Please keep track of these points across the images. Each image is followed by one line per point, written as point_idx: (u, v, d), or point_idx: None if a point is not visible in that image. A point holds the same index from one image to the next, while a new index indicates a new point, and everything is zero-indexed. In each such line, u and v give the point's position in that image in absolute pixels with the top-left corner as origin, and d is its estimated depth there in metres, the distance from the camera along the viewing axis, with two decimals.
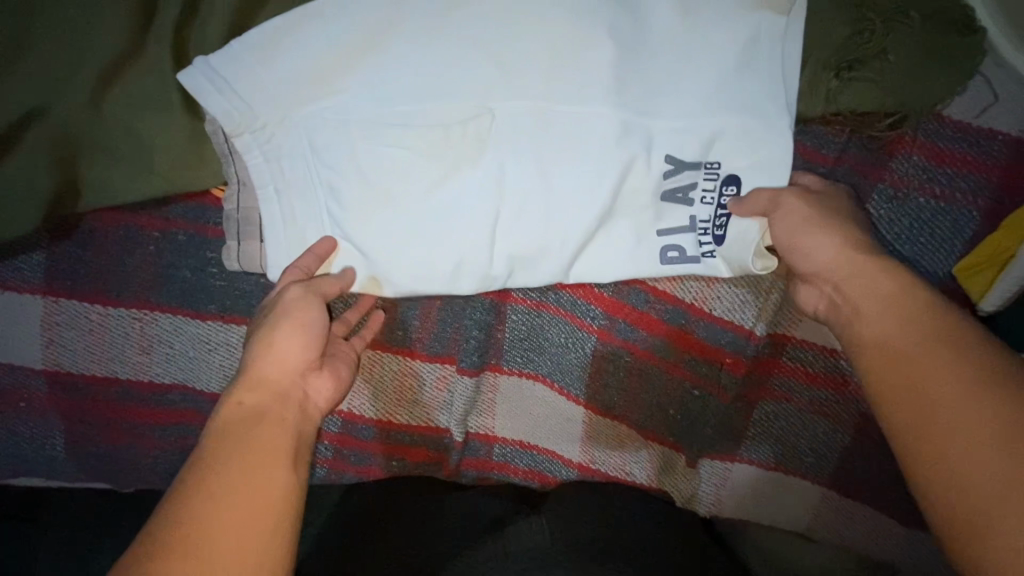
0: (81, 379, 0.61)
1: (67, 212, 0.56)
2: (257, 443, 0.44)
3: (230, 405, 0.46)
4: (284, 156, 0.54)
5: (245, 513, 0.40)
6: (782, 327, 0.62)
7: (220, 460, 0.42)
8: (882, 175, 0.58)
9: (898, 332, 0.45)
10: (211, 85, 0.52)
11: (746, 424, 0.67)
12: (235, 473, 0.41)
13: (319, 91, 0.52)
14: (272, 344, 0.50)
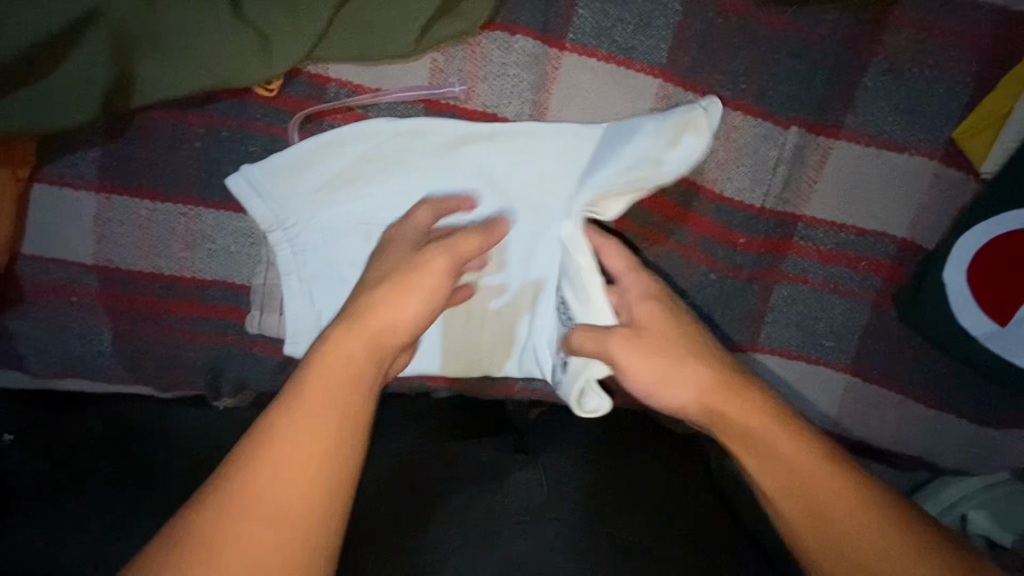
0: (128, 275, 0.65)
1: (121, 109, 0.61)
2: (316, 408, 0.41)
3: (332, 352, 0.45)
4: (312, 236, 0.61)
5: (299, 505, 0.38)
6: (792, 204, 0.65)
7: (287, 433, 0.40)
8: (875, 49, 0.62)
9: (789, 483, 0.45)
10: (249, 189, 0.60)
11: (764, 309, 0.68)
12: (301, 446, 0.40)
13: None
14: (377, 310, 0.48)
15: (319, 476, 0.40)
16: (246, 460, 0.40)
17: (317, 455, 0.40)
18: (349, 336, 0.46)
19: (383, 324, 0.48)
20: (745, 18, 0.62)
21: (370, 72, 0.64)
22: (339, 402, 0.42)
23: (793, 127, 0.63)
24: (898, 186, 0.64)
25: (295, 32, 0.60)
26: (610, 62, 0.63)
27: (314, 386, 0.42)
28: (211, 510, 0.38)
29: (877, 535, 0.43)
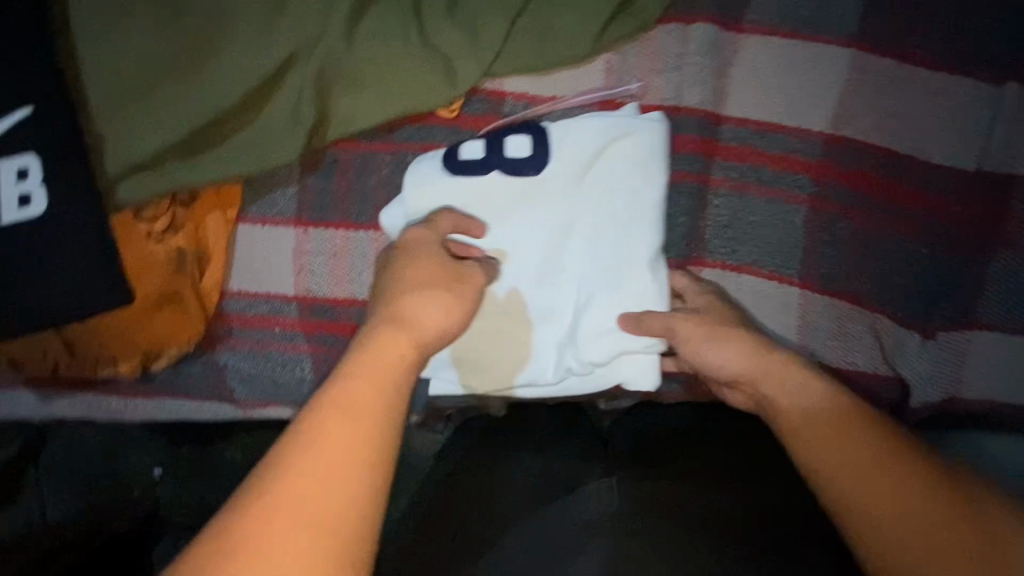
0: (326, 301, 0.68)
1: (316, 145, 0.64)
2: (347, 419, 0.41)
3: (365, 350, 0.46)
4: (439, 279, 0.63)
5: (306, 520, 0.38)
6: (1011, 164, 0.60)
7: (301, 436, 0.40)
8: None
9: (811, 429, 0.49)
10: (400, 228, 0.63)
11: (981, 281, 0.63)
12: (328, 450, 0.40)
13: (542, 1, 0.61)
14: (418, 312, 0.50)
15: (342, 479, 0.39)
16: (276, 465, 0.39)
17: (344, 445, 0.40)
18: (392, 335, 0.47)
19: (433, 328, 0.50)
20: None
21: (545, 81, 0.64)
22: (371, 407, 0.42)
23: (1006, 84, 0.59)
24: None
25: (476, 50, 0.61)
26: (794, 38, 0.61)
27: (366, 379, 0.44)
28: (235, 512, 0.38)
29: (867, 485, 0.45)
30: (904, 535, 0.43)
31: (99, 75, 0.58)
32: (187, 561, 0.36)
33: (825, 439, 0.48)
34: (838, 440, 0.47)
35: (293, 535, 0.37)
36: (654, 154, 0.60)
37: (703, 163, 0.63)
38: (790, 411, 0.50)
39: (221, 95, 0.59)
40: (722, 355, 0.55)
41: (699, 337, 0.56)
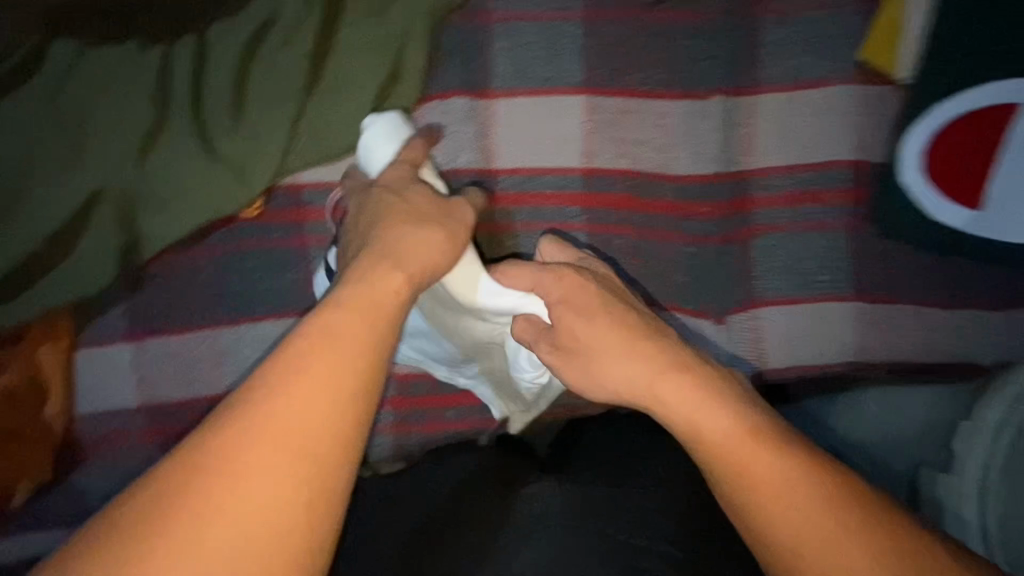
0: (170, 406, 0.71)
1: (136, 264, 0.69)
2: (298, 370, 0.41)
3: (349, 285, 0.48)
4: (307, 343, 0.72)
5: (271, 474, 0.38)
6: (741, 163, 0.69)
7: (265, 383, 0.41)
8: (763, 10, 0.67)
9: (730, 468, 0.46)
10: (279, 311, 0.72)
11: (750, 264, 0.71)
12: (279, 406, 0.40)
13: (313, 104, 0.70)
14: (399, 243, 0.53)
15: (318, 424, 0.40)
16: (235, 408, 0.40)
17: (329, 394, 0.41)
18: (386, 275, 0.49)
19: (419, 262, 0.52)
20: (640, 19, 0.68)
21: (336, 168, 0.72)
22: (342, 367, 0.42)
23: (715, 97, 0.68)
24: (831, 116, 0.67)
25: (262, 156, 0.69)
26: (535, 95, 0.70)
27: (328, 344, 0.43)
28: (223, 426, 0.39)
29: (790, 527, 0.43)
30: (800, 524, 0.43)
31: None
32: (120, 513, 0.37)
33: (720, 435, 0.47)
34: (735, 436, 0.47)
35: (254, 496, 0.38)
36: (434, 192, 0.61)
37: (487, 212, 0.70)
38: (688, 415, 0.49)
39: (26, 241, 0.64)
40: (618, 365, 0.54)
41: (584, 366, 0.56)
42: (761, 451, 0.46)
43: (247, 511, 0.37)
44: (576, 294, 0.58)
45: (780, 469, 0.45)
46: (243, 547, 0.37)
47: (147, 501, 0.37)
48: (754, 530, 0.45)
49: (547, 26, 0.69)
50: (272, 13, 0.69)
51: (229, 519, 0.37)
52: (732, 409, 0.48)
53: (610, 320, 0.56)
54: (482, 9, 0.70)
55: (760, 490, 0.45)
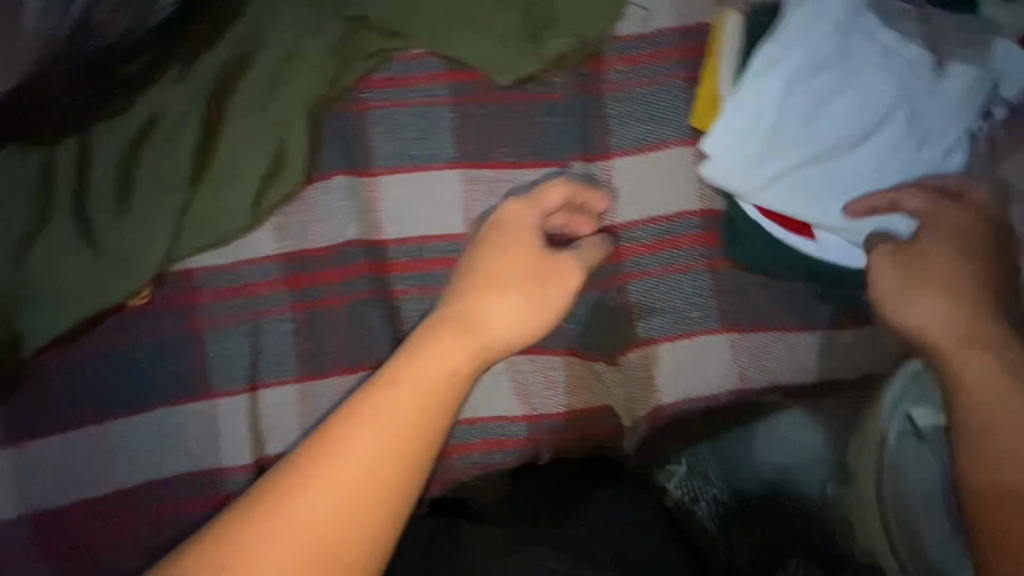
0: (60, 511, 0.69)
1: (14, 365, 0.68)
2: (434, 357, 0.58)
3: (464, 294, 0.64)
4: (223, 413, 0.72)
5: (335, 507, 0.50)
6: (605, 219, 0.76)
7: (351, 434, 0.53)
8: (607, 87, 0.76)
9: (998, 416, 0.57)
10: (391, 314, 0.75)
11: (630, 309, 0.77)
12: (414, 381, 0.57)
13: (201, 195, 0.73)
14: (488, 316, 0.63)
15: (395, 433, 0.53)
16: (350, 422, 0.54)
17: (348, 477, 0.51)
18: (461, 351, 0.60)
19: (506, 335, 0.63)
20: (500, 102, 0.76)
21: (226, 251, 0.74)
22: (394, 458, 0.53)
23: (574, 164, 0.76)
24: (675, 173, 0.76)
25: (147, 249, 0.71)
26: (413, 172, 0.76)
27: (401, 405, 0.54)
28: (295, 471, 0.52)
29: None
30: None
31: None
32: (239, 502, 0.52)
33: (978, 355, 0.60)
34: (980, 362, 0.60)
35: (330, 515, 0.50)
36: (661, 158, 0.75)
37: (383, 281, 0.76)
38: (985, 421, 0.58)
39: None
40: (928, 314, 0.64)
41: (896, 293, 0.66)
42: (996, 366, 0.59)
43: (326, 501, 0.50)
44: (907, 260, 0.66)
45: (1009, 417, 0.57)
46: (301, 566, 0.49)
47: (269, 494, 0.51)
48: (982, 454, 0.57)
49: (419, 111, 0.76)
50: (156, 112, 0.74)
51: (298, 546, 0.49)
52: (994, 355, 0.60)
53: (939, 240, 0.66)
54: (359, 100, 0.77)
55: (1002, 421, 0.57)
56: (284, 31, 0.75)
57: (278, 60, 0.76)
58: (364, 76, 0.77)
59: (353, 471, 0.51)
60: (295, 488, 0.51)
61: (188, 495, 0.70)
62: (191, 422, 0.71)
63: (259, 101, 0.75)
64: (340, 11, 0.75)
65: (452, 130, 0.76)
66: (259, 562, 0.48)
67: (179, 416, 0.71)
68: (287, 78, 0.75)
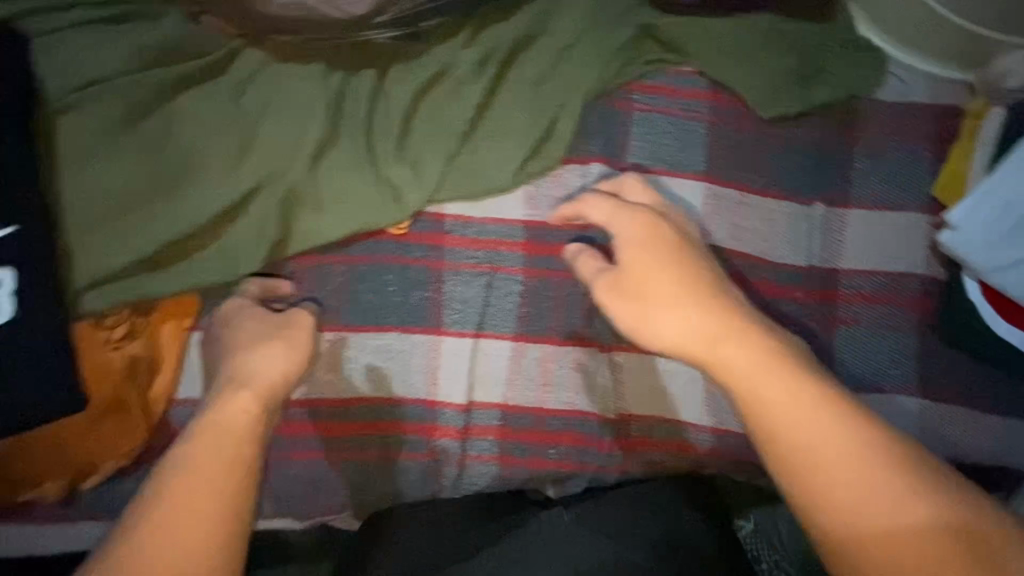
0: (278, 404, 0.72)
1: (279, 257, 0.72)
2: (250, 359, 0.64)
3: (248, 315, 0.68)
4: (441, 358, 0.75)
5: (186, 513, 0.50)
6: (831, 262, 0.80)
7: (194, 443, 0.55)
8: (857, 141, 0.81)
9: (789, 457, 0.53)
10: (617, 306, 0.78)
11: (835, 352, 0.79)
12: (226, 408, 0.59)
13: (471, 147, 0.78)
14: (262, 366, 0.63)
15: (229, 447, 0.55)
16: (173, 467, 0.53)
17: (213, 483, 0.53)
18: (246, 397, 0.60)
19: (268, 382, 0.62)
20: (756, 130, 0.81)
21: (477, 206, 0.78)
22: (221, 470, 0.54)
23: (816, 203, 0.80)
24: (907, 236, 0.79)
25: (419, 183, 0.75)
26: (662, 174, 0.80)
27: (214, 429, 0.56)
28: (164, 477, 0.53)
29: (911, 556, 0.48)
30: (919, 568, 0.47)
31: (79, 195, 0.64)
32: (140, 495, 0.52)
33: (789, 375, 0.56)
34: (785, 404, 0.55)
35: (191, 510, 0.51)
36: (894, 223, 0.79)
37: None
38: (777, 425, 0.54)
39: (196, 209, 0.67)
40: (779, 388, 0.56)
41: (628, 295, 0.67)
42: (809, 402, 0.55)
43: (188, 504, 0.51)
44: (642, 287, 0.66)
45: (874, 494, 0.50)
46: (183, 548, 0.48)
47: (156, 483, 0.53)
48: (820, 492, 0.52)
49: (679, 122, 0.81)
50: (443, 67, 0.79)
51: (176, 537, 0.49)
52: (832, 421, 0.53)
53: (781, 380, 0.56)
54: (626, 99, 0.81)
55: (824, 473, 0.52)
56: (579, 20, 0.81)
57: (561, 46, 0.81)
58: (635, 80, 0.82)
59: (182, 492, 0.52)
60: (157, 501, 0.51)
61: (398, 419, 0.74)
62: (416, 352, 0.74)
63: (535, 79, 0.80)
64: (630, 17, 0.81)
65: (707, 145, 0.81)
66: (165, 537, 0.49)
67: (408, 343, 0.74)
68: (566, 65, 0.80)
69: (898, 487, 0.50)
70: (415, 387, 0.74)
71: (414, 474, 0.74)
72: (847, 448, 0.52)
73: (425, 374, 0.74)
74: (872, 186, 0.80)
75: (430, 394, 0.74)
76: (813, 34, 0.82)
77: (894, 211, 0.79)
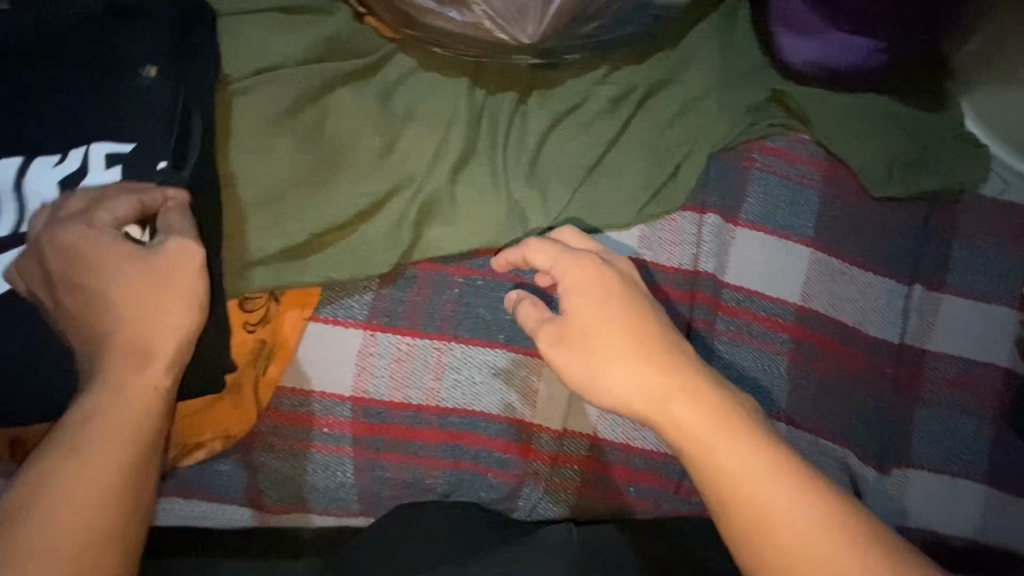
0: (379, 404, 0.71)
1: (405, 260, 0.73)
2: (161, 301, 0.54)
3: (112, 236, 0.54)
4: (542, 381, 0.75)
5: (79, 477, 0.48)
6: (920, 341, 0.82)
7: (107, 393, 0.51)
8: (956, 231, 0.84)
9: (741, 508, 0.49)
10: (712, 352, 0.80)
11: (910, 428, 0.82)
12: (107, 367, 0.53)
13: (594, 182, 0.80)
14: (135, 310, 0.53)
15: (139, 407, 0.52)
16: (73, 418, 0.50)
17: (104, 453, 0.49)
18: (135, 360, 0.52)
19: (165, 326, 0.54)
20: (864, 206, 0.84)
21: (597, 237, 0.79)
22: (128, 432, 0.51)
23: (914, 285, 0.83)
24: (994, 329, 0.83)
25: (545, 207, 0.77)
26: (771, 234, 0.82)
27: (124, 391, 0.52)
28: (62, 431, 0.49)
29: None
30: None
31: (244, 174, 0.68)
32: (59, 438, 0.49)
33: (729, 440, 0.51)
34: (758, 475, 0.50)
35: (86, 481, 0.48)
36: (984, 314, 0.83)
37: (711, 315, 0.80)
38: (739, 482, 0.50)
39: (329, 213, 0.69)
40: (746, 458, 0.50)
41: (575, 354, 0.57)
42: (772, 466, 0.50)
43: (80, 482, 0.48)
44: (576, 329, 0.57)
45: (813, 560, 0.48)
46: (80, 517, 0.47)
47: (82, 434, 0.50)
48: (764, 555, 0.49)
49: (794, 186, 0.84)
50: (580, 98, 0.82)
51: (79, 503, 0.47)
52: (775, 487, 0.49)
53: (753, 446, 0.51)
54: (745, 156, 0.85)
55: (766, 527, 0.49)
56: (708, 78, 0.85)
57: (691, 97, 0.84)
58: (757, 139, 0.85)
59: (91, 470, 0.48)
60: (69, 452, 0.49)
61: (490, 435, 0.73)
62: (519, 372, 0.74)
63: (662, 123, 0.83)
64: (759, 81, 0.85)
65: (816, 212, 0.84)
66: (62, 510, 0.47)
67: (510, 362, 0.74)
68: (694, 115, 0.84)
69: (848, 555, 0.48)
70: (513, 407, 0.74)
71: (496, 490, 0.74)
72: (801, 515, 0.49)
73: (525, 396, 0.74)
74: (967, 276, 0.83)
75: (527, 416, 0.74)
76: (927, 124, 0.86)
77: (985, 303, 0.83)
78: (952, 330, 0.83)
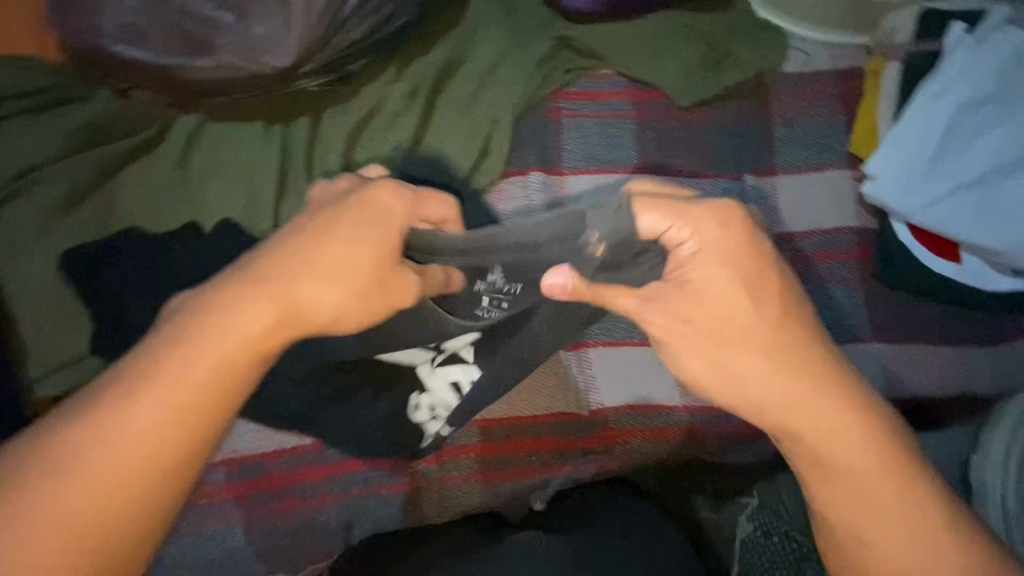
0: (252, 461, 0.71)
1: None
2: (319, 293, 0.50)
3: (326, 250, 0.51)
4: None
5: (145, 433, 0.45)
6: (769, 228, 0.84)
7: (180, 347, 0.47)
8: (773, 114, 0.86)
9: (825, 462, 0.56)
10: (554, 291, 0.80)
11: None
12: (271, 275, 0.50)
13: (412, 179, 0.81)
14: (310, 295, 0.50)
15: (199, 373, 0.47)
16: (173, 348, 0.47)
17: (164, 415, 0.46)
18: (260, 314, 0.49)
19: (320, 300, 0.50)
20: (679, 119, 0.86)
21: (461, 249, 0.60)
22: (187, 407, 0.46)
23: (747, 176, 0.84)
24: (834, 194, 0.85)
25: None
26: (599, 173, 0.84)
27: (202, 341, 0.47)
28: (128, 381, 0.46)
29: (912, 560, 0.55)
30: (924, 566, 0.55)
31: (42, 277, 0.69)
32: (144, 369, 0.46)
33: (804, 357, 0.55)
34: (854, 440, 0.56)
35: (136, 448, 0.45)
36: (822, 183, 0.85)
37: None
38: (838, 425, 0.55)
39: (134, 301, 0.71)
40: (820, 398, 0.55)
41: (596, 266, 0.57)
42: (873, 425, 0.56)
43: (131, 433, 0.45)
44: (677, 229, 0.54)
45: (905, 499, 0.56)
46: (111, 479, 0.44)
47: (149, 374, 0.46)
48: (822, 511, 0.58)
49: (608, 121, 0.85)
50: (378, 103, 0.83)
51: (121, 458, 0.45)
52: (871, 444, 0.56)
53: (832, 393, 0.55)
54: (554, 107, 0.86)
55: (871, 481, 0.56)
56: (497, 44, 0.85)
57: (486, 67, 0.85)
58: (560, 88, 0.86)
59: (149, 422, 0.46)
60: (116, 403, 0.46)
61: (377, 453, 0.73)
62: None
63: (466, 101, 0.84)
64: (547, 31, 0.85)
65: (634, 139, 0.85)
66: (101, 456, 0.44)
67: None
68: (493, 84, 0.85)
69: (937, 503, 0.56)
70: None
71: (398, 502, 0.74)
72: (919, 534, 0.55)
73: None
74: (795, 152, 0.85)
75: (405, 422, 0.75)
76: (715, 22, 0.87)
77: (818, 173, 0.85)
78: (797, 209, 0.84)
